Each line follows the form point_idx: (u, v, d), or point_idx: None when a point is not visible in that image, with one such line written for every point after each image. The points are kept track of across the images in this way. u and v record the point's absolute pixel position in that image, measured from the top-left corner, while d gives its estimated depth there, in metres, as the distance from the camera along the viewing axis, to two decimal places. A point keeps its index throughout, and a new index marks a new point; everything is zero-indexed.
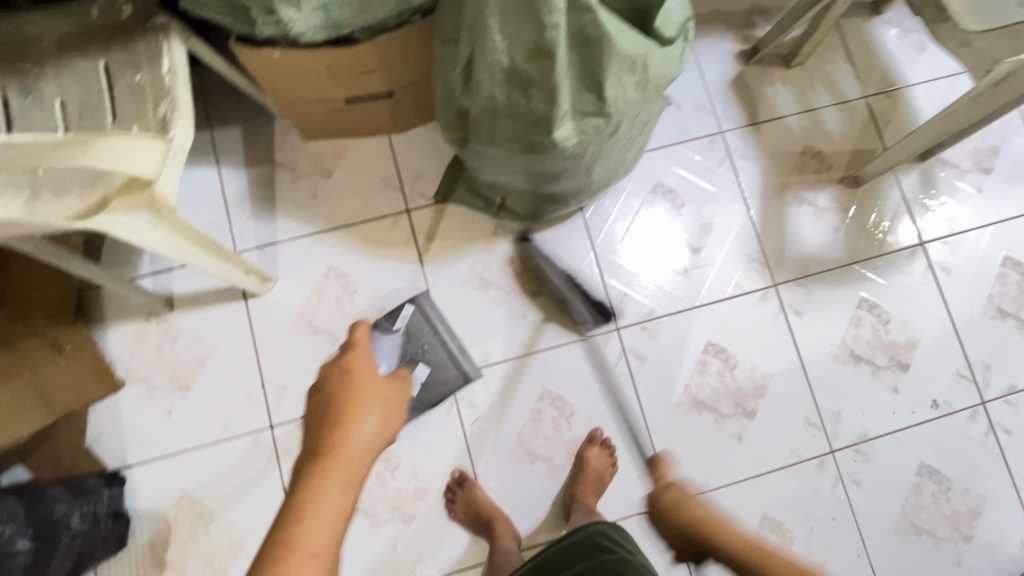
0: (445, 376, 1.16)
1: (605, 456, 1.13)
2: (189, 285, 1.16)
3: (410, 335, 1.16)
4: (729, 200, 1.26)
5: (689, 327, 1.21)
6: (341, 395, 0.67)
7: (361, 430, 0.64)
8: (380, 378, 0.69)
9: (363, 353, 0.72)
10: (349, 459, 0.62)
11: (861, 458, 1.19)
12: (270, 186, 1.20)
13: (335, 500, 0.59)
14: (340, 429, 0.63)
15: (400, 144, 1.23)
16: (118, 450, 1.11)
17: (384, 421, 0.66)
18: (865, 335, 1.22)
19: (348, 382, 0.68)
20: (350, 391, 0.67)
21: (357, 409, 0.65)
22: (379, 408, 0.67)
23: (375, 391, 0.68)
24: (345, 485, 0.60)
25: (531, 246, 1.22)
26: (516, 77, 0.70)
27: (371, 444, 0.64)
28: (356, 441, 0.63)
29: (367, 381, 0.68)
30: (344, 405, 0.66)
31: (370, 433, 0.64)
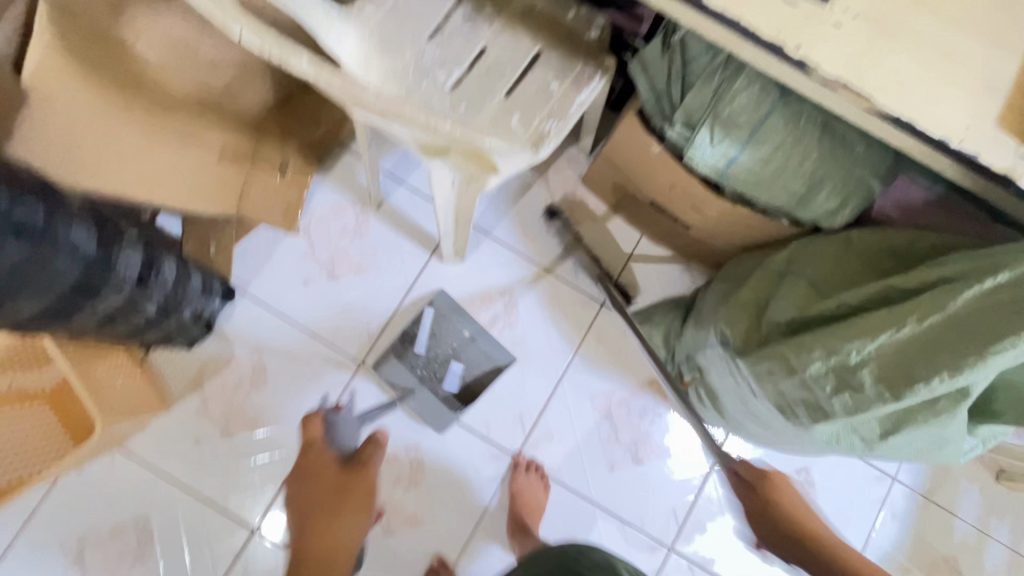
0: (475, 368, 1.17)
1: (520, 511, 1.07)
2: (403, 206, 1.19)
3: (434, 338, 1.16)
4: (850, 538, 1.18)
5: None
6: (312, 501, 1.03)
7: (340, 525, 1.00)
8: (337, 474, 1.04)
9: (319, 445, 1.06)
10: (342, 554, 0.98)
11: None
12: (524, 190, 1.22)
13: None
14: (319, 536, 0.99)
15: (643, 252, 1.22)
16: (248, 275, 1.15)
17: (352, 522, 1.00)
18: None
19: (316, 457, 1.05)
20: (341, 500, 1.02)
21: (326, 522, 1.00)
22: (352, 512, 1.01)
23: (328, 477, 1.03)
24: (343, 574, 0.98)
25: (667, 420, 1.18)
26: (843, 377, 0.67)
27: (351, 538, 1.00)
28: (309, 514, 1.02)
29: (352, 491, 1.03)
30: (331, 514, 1.00)
31: (353, 531, 1.00)
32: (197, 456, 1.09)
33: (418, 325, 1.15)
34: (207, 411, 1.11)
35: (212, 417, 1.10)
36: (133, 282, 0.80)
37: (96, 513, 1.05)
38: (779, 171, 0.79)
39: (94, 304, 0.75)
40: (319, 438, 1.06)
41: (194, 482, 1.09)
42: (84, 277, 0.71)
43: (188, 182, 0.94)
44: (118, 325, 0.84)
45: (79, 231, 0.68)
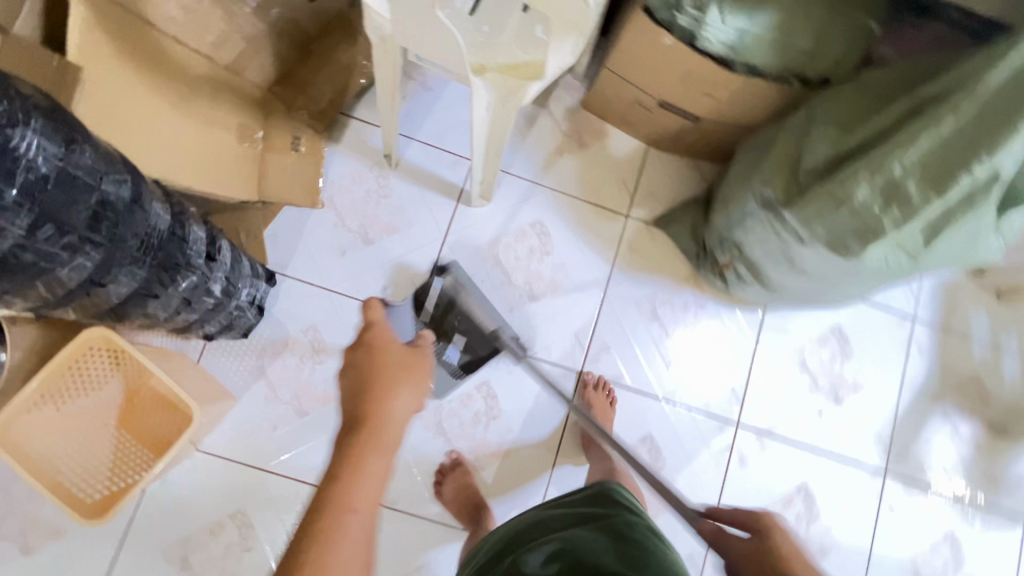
0: (477, 339, 1.14)
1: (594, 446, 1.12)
2: (419, 160, 1.20)
3: (441, 304, 1.14)
4: (888, 377, 1.30)
5: (795, 461, 1.24)
6: (368, 375, 0.70)
7: (396, 406, 0.68)
8: (405, 351, 0.73)
9: (380, 327, 0.76)
10: (388, 431, 0.66)
11: None
12: (530, 124, 1.26)
13: (384, 470, 0.64)
14: (376, 408, 0.67)
15: (654, 159, 1.28)
16: (284, 256, 1.15)
17: (417, 380, 0.71)
18: (936, 564, 1.25)
19: (378, 356, 0.72)
20: (401, 370, 0.70)
21: (381, 403, 0.68)
22: (409, 381, 0.70)
23: (394, 361, 0.72)
24: (390, 459, 0.65)
25: (709, 309, 1.26)
26: (891, 191, 0.75)
27: (406, 414, 0.69)
28: (395, 416, 0.67)
29: (416, 366, 0.72)
30: (369, 386, 0.69)
31: (410, 406, 0.69)
32: (278, 439, 1.10)
33: (433, 290, 1.13)
34: (277, 395, 1.11)
35: (283, 400, 1.11)
36: (202, 259, 0.79)
37: (196, 516, 1.05)
38: (784, 32, 0.87)
39: (175, 283, 0.75)
40: (383, 322, 0.76)
41: (283, 464, 1.10)
42: (165, 253, 0.70)
43: (205, 163, 0.93)
44: (192, 310, 0.84)
45: (158, 202, 0.68)
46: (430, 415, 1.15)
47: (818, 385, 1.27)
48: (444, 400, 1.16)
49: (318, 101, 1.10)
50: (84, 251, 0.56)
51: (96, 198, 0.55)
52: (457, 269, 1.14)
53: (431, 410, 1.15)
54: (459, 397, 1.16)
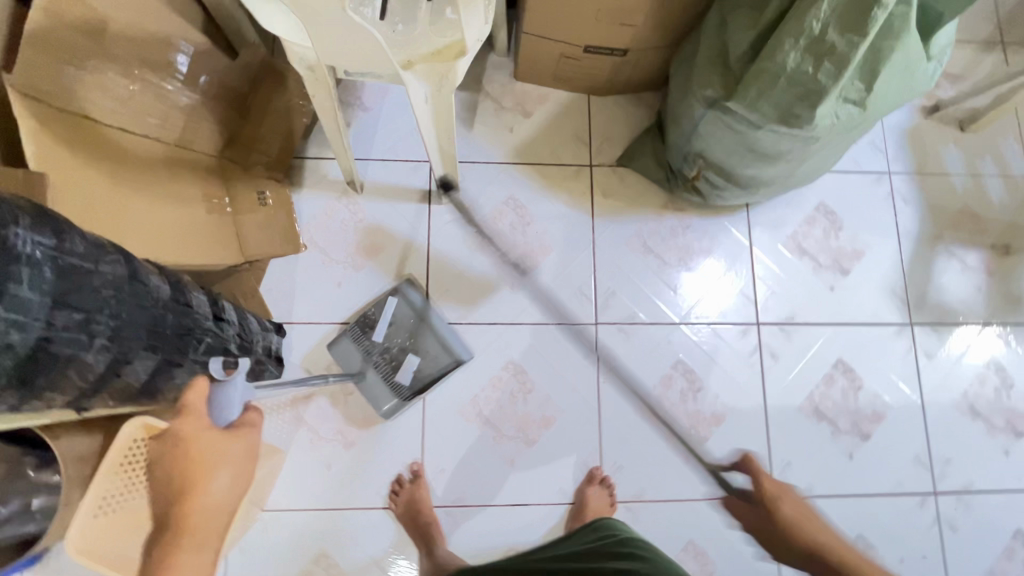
0: (431, 361, 1.17)
1: (604, 495, 1.15)
2: (381, 176, 1.24)
3: (393, 326, 1.18)
4: (884, 234, 1.32)
5: (822, 340, 1.27)
6: (173, 472, 0.67)
7: (215, 490, 0.66)
8: (220, 436, 0.70)
9: (196, 413, 0.71)
10: (205, 521, 0.65)
11: (962, 508, 1.22)
12: (472, 110, 1.29)
13: (191, 570, 0.61)
14: (185, 506, 0.65)
15: (598, 105, 1.31)
16: (285, 306, 1.18)
17: (235, 466, 0.69)
18: (988, 394, 1.27)
19: (183, 447, 0.68)
20: (201, 464, 0.67)
21: (194, 496, 0.65)
22: (225, 464, 0.68)
23: (204, 451, 0.68)
24: (211, 544, 0.64)
25: (695, 227, 1.29)
26: (816, 47, 0.79)
27: (225, 498, 0.67)
28: (212, 501, 0.66)
29: (231, 446, 0.70)
30: (180, 480, 0.66)
31: (224, 485, 0.67)
32: (335, 476, 1.13)
33: (383, 317, 1.18)
34: (320, 435, 1.14)
35: (328, 439, 1.15)
36: (210, 321, 0.82)
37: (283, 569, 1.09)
38: None
39: (193, 349, 0.77)
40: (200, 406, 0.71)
41: (348, 497, 1.13)
42: (175, 323, 0.73)
43: (183, 234, 0.96)
44: None
45: (154, 275, 0.71)
46: (468, 408, 1.18)
47: (821, 264, 1.30)
48: (478, 390, 1.18)
49: (270, 150, 1.14)
50: (100, 334, 0.59)
51: (99, 283, 0.58)
52: (407, 286, 1.19)
53: (468, 403, 1.18)
54: (491, 382, 1.19)
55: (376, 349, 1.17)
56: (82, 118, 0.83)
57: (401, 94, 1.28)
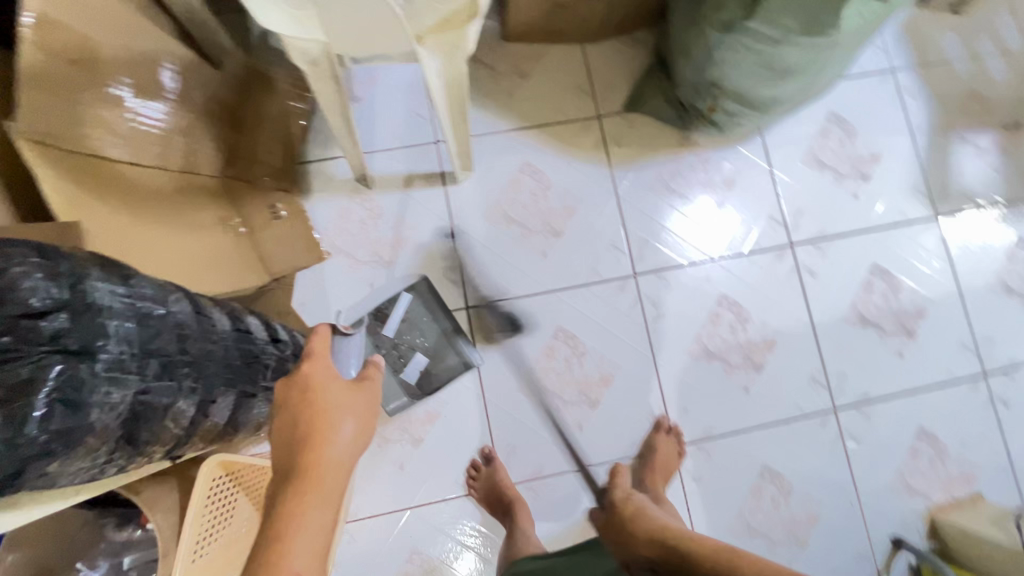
0: (441, 360, 1.16)
1: (672, 443, 1.15)
2: (390, 167, 1.20)
3: (404, 322, 1.16)
4: (898, 132, 1.32)
5: (855, 249, 1.28)
6: (303, 416, 0.68)
7: (341, 437, 0.67)
8: (344, 390, 0.72)
9: (320, 363, 0.73)
10: (330, 475, 0.64)
11: (1013, 384, 1.26)
12: (468, 82, 1.25)
13: (322, 508, 0.61)
14: (313, 455, 0.64)
15: (594, 53, 1.28)
16: (323, 316, 1.16)
17: (358, 420, 0.70)
18: (1020, 270, 1.29)
19: (313, 393, 0.70)
20: (327, 413, 0.68)
21: (324, 438, 0.66)
22: (349, 415, 0.70)
23: (332, 401, 0.70)
24: (331, 500, 0.62)
25: (713, 160, 1.28)
26: None
27: (348, 451, 0.67)
28: (337, 452, 0.66)
29: (355, 397, 0.72)
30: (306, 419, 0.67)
31: (350, 437, 0.68)
32: (411, 475, 1.13)
33: (394, 311, 1.16)
34: (387, 437, 1.13)
35: (395, 440, 1.13)
36: (270, 343, 0.79)
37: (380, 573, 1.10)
38: None
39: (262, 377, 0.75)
40: (324, 356, 0.75)
41: (428, 493, 1.13)
42: (242, 350, 0.70)
43: (211, 262, 0.93)
44: None
45: (209, 302, 0.68)
46: (526, 382, 1.17)
47: (841, 173, 1.30)
48: (532, 363, 1.17)
49: (274, 161, 1.10)
50: (182, 375, 0.57)
51: (170, 316, 0.56)
52: (426, 283, 1.17)
53: (526, 377, 1.17)
54: (543, 352, 1.18)
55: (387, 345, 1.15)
56: (89, 157, 0.78)
57: (392, 78, 1.23)
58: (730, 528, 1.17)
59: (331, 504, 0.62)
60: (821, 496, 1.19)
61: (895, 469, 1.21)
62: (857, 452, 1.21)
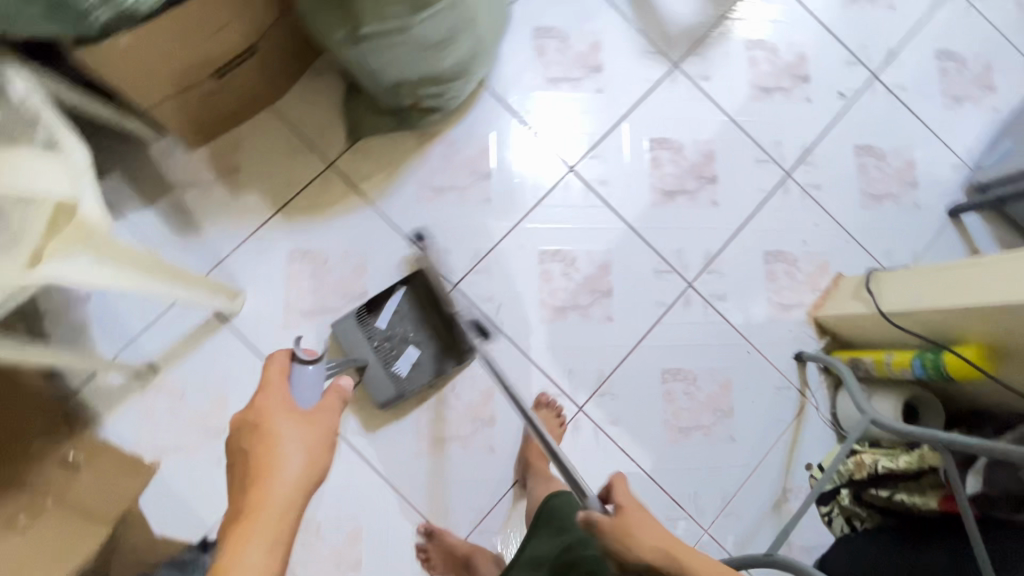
0: (435, 356, 1.12)
1: (552, 416, 1.15)
2: (162, 340, 1.09)
3: (398, 313, 1.12)
4: (601, 10, 1.32)
5: (627, 137, 1.29)
6: (251, 453, 0.66)
7: (289, 474, 0.65)
8: (299, 419, 0.69)
9: (274, 389, 0.71)
10: (275, 510, 0.62)
11: (812, 167, 1.34)
12: (186, 210, 1.14)
13: (265, 563, 0.59)
14: (260, 490, 0.63)
15: (288, 107, 1.19)
16: (192, 519, 1.07)
17: (316, 447, 0.68)
18: (766, 69, 1.35)
19: (260, 427, 0.67)
20: (278, 443, 0.66)
21: (269, 480, 0.64)
22: (301, 443, 0.67)
23: (283, 434, 0.67)
24: (273, 546, 0.60)
25: (460, 137, 1.23)
26: None
27: (300, 481, 0.65)
28: (285, 484, 0.64)
29: (312, 427, 0.69)
30: (255, 460, 0.65)
31: (299, 474, 0.65)
32: None
33: (390, 300, 1.12)
34: None
35: None
36: None
37: None
38: None
39: None
40: (278, 384, 0.71)
41: None
42: None
43: None
44: None
45: None
46: (420, 442, 1.13)
47: (576, 78, 1.29)
48: (415, 423, 1.14)
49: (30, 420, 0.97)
50: None
51: None
52: (429, 267, 1.13)
53: (417, 439, 1.13)
54: (418, 407, 1.14)
55: (375, 339, 1.10)
56: None
57: None
58: (667, 439, 1.20)
59: (275, 550, 0.60)
60: (721, 362, 1.24)
61: (765, 299, 1.27)
62: (728, 306, 1.26)
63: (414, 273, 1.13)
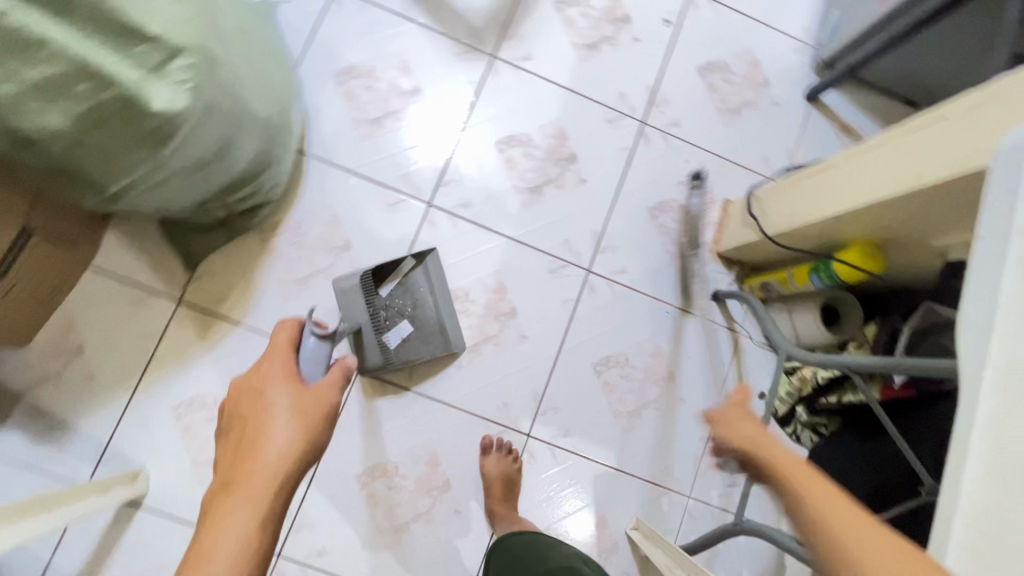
0: (427, 334, 1.12)
1: (503, 457, 1.12)
2: (79, 553, 1.01)
3: (404, 283, 1.12)
4: (395, 28, 1.23)
5: (472, 149, 1.22)
6: (240, 427, 0.68)
7: (277, 440, 0.66)
8: (295, 388, 0.72)
9: (274, 356, 0.76)
10: (259, 475, 0.63)
11: (664, 106, 1.30)
12: (46, 410, 1.04)
13: (249, 514, 0.60)
14: (244, 462, 0.64)
15: (108, 259, 1.08)
16: None
17: (307, 417, 0.69)
18: (583, 25, 1.29)
19: (251, 399, 0.71)
20: (262, 411, 0.69)
21: (258, 448, 0.65)
22: (287, 412, 0.69)
23: (275, 402, 0.70)
24: (256, 511, 0.60)
25: (303, 217, 1.15)
26: (52, 86, 0.64)
27: (288, 449, 0.66)
28: (271, 453, 0.65)
29: (305, 395, 0.72)
30: (252, 419, 0.68)
31: (286, 442, 0.66)
32: None
33: (397, 275, 1.11)
34: None
35: None
36: None
37: None
38: None
39: None
40: (282, 347, 0.77)
41: None
42: None
43: None
44: None
45: None
46: (385, 537, 1.09)
47: (398, 108, 1.21)
48: (373, 520, 1.09)
49: None
50: None
51: None
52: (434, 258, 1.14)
53: (381, 536, 1.09)
54: (369, 504, 1.10)
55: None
56: None
57: None
58: (622, 428, 1.19)
59: (257, 511, 0.60)
60: (646, 333, 1.23)
61: (665, 254, 1.25)
62: (633, 276, 1.24)
63: (429, 252, 1.13)
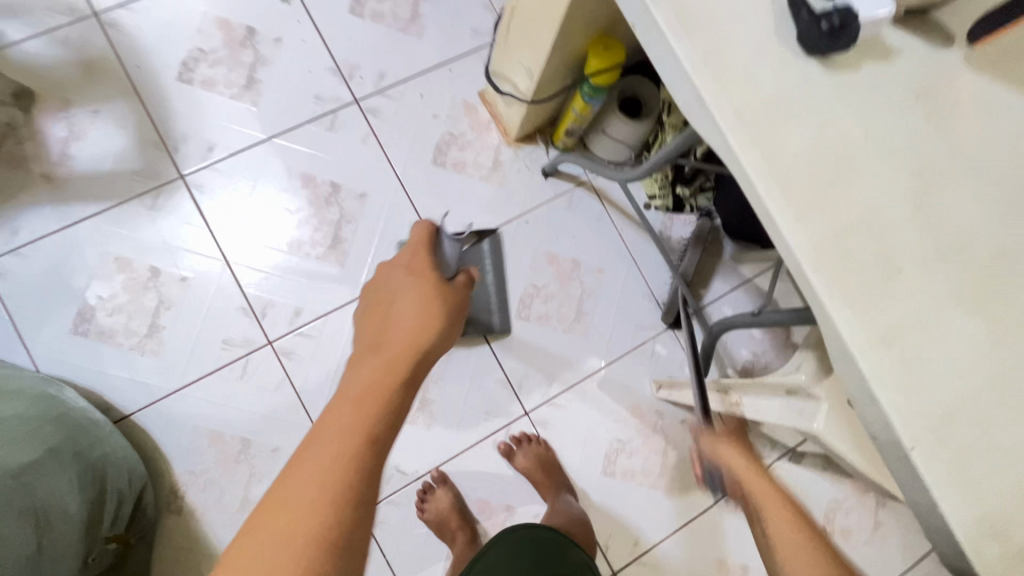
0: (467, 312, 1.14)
1: (528, 450, 1.11)
2: None
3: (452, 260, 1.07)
4: (78, 240, 1.06)
5: (253, 264, 1.10)
6: (370, 313, 0.70)
7: (403, 322, 0.66)
8: (413, 281, 0.70)
9: (403, 255, 0.74)
10: (384, 371, 0.60)
11: (357, 69, 1.18)
12: None
13: (354, 415, 0.56)
14: (372, 352, 0.63)
15: None
16: None
17: (427, 314, 0.66)
18: (223, 73, 1.14)
19: (384, 286, 0.72)
20: (383, 308, 0.69)
21: (384, 337, 0.65)
22: (411, 293, 0.68)
23: (398, 293, 0.70)
24: (362, 413, 0.56)
25: (186, 461, 1.03)
26: None
27: (406, 337, 0.64)
28: (394, 342, 0.64)
29: (428, 289, 0.68)
30: (377, 306, 0.70)
31: (410, 319, 0.66)
32: None
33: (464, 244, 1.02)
34: None
35: None
36: None
37: None
38: None
39: None
40: (409, 251, 0.74)
41: None
42: None
43: None
44: None
45: None
46: None
47: (158, 298, 1.07)
48: None
49: None
50: None
51: None
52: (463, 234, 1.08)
53: None
54: None
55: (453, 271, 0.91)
56: None
57: None
58: (582, 334, 1.20)
59: (367, 409, 0.57)
60: (528, 253, 1.20)
61: (481, 182, 1.20)
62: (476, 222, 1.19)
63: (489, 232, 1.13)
